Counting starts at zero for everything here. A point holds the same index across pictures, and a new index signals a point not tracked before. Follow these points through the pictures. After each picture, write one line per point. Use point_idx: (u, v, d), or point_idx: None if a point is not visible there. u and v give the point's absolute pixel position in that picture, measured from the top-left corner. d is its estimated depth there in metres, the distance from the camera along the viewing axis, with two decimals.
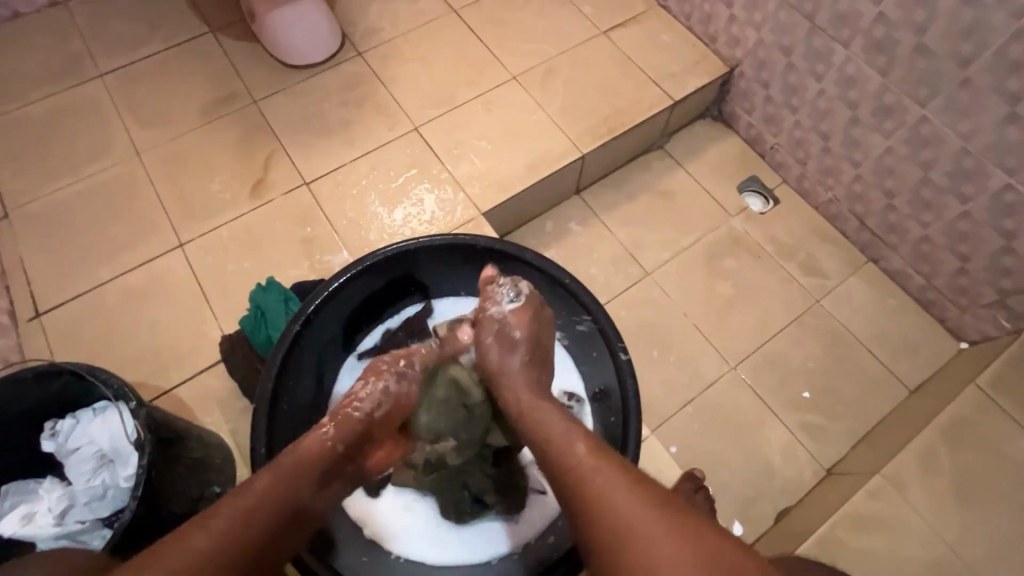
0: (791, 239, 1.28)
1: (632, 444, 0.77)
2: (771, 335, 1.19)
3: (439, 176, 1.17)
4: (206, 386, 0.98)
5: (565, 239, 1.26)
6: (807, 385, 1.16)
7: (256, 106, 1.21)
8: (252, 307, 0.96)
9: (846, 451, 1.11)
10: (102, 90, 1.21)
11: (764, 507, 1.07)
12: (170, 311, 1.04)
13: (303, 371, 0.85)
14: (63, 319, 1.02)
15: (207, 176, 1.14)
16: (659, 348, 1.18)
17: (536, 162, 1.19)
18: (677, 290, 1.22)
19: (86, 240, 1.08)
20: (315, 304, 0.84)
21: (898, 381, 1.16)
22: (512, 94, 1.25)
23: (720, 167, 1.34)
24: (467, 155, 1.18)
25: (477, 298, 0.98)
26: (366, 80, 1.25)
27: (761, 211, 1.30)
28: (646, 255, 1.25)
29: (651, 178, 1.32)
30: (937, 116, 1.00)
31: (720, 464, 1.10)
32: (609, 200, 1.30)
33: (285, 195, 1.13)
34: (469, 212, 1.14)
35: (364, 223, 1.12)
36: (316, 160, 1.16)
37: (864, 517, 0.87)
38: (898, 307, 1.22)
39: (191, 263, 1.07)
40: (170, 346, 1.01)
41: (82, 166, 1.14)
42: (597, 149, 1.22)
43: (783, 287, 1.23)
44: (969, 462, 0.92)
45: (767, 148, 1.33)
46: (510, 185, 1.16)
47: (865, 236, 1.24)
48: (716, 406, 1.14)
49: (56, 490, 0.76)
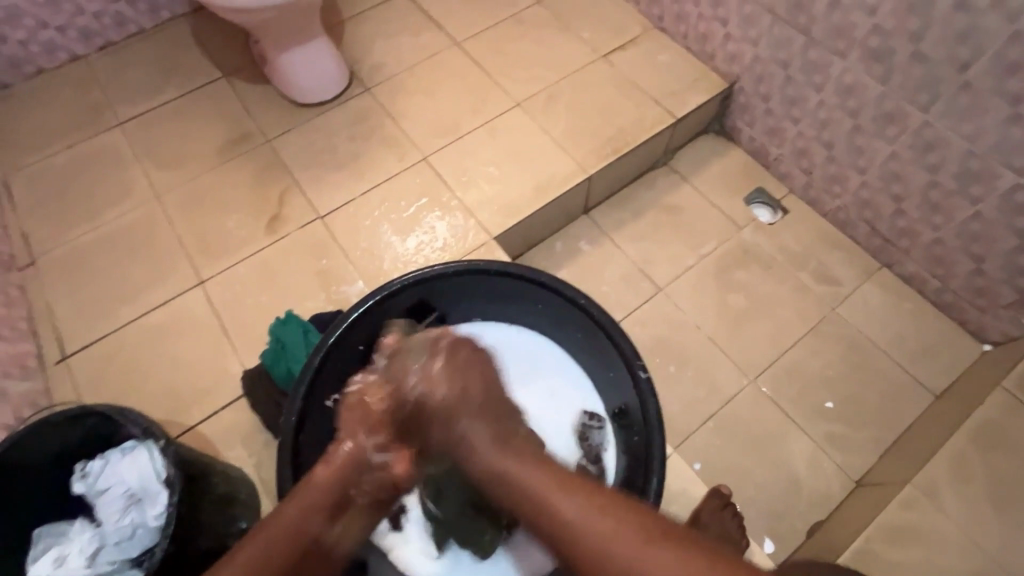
0: (802, 248, 1.28)
1: (656, 465, 0.76)
2: (788, 345, 1.19)
3: (449, 204, 1.19)
4: (228, 422, 0.99)
5: (577, 258, 1.27)
6: (829, 394, 1.14)
7: (269, 144, 1.25)
8: (273, 341, 0.97)
9: (873, 461, 1.09)
10: (122, 138, 1.25)
11: (794, 521, 1.05)
12: (191, 348, 1.05)
13: (325, 405, 0.86)
14: (90, 360, 1.04)
15: (224, 214, 1.18)
16: (675, 363, 1.17)
17: (543, 185, 1.21)
18: (690, 304, 1.23)
19: (110, 283, 1.11)
20: (335, 335, 0.85)
21: (922, 387, 1.14)
22: (517, 120, 1.28)
23: (726, 181, 1.35)
24: (475, 181, 1.21)
25: (495, 321, 0.99)
26: (374, 114, 1.28)
27: (770, 222, 1.31)
28: (657, 270, 1.26)
29: (658, 195, 1.34)
30: (941, 120, 1.00)
31: (746, 479, 1.08)
32: (617, 218, 1.31)
33: (300, 229, 1.16)
34: (481, 237, 1.16)
35: (378, 253, 1.14)
36: (328, 194, 1.19)
37: (899, 528, 0.85)
38: (916, 311, 1.21)
39: (211, 300, 1.10)
40: (193, 383, 1.03)
41: (106, 211, 1.18)
42: (602, 168, 1.24)
43: (797, 297, 1.23)
44: (1001, 464, 0.90)
45: (770, 159, 1.34)
46: (520, 209, 1.18)
47: (877, 242, 1.24)
48: (737, 420, 1.12)
49: (87, 532, 0.76)
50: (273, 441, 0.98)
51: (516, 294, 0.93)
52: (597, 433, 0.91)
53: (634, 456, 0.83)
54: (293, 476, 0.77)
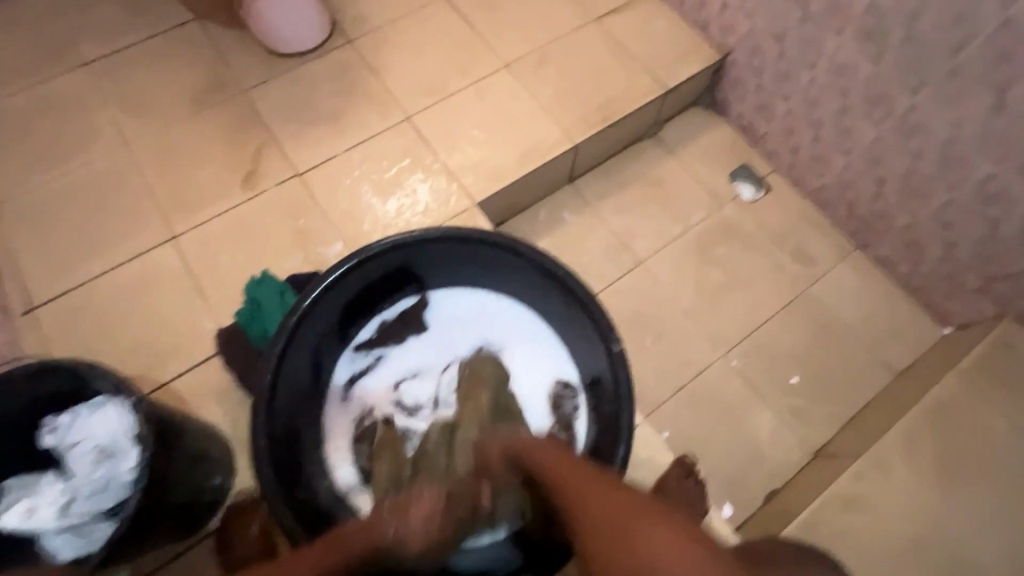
0: (781, 226, 1.29)
1: (625, 434, 0.79)
2: (762, 321, 1.21)
3: (432, 166, 1.16)
4: (201, 379, 0.98)
5: (558, 228, 1.27)
6: (796, 370, 1.17)
7: (244, 94, 1.19)
8: (248, 301, 0.96)
9: (831, 434, 1.12)
10: (87, 80, 1.19)
11: (753, 488, 1.08)
12: (164, 304, 1.03)
13: (301, 367, 0.87)
14: (58, 313, 1.02)
15: (198, 167, 1.13)
16: (651, 336, 1.19)
17: (529, 152, 1.19)
18: (668, 278, 1.24)
19: (77, 233, 1.07)
20: (311, 299, 0.84)
21: (883, 365, 1.18)
22: (504, 83, 1.24)
23: (712, 156, 1.35)
24: (460, 145, 1.18)
25: (473, 288, 0.99)
26: (356, 68, 1.23)
27: (752, 199, 1.31)
28: (639, 243, 1.26)
29: (643, 167, 1.33)
30: (928, 104, 1.01)
31: (711, 447, 1.10)
32: (600, 188, 1.31)
33: (277, 185, 1.13)
34: (464, 202, 1.14)
35: (358, 215, 1.12)
36: (307, 151, 1.16)
37: (851, 499, 0.91)
38: (886, 293, 1.24)
39: (184, 255, 1.07)
40: (165, 339, 1.01)
41: (70, 158, 1.12)
42: (589, 137, 1.22)
43: (773, 275, 1.25)
44: (948, 440, 0.96)
45: (758, 136, 1.34)
46: (503, 175, 1.16)
47: (854, 224, 1.26)
48: (707, 392, 1.15)
49: (56, 484, 0.75)
50: (248, 399, 0.98)
51: (497, 263, 0.93)
52: (570, 401, 0.93)
53: (604, 424, 0.86)
54: (268, 434, 0.78)
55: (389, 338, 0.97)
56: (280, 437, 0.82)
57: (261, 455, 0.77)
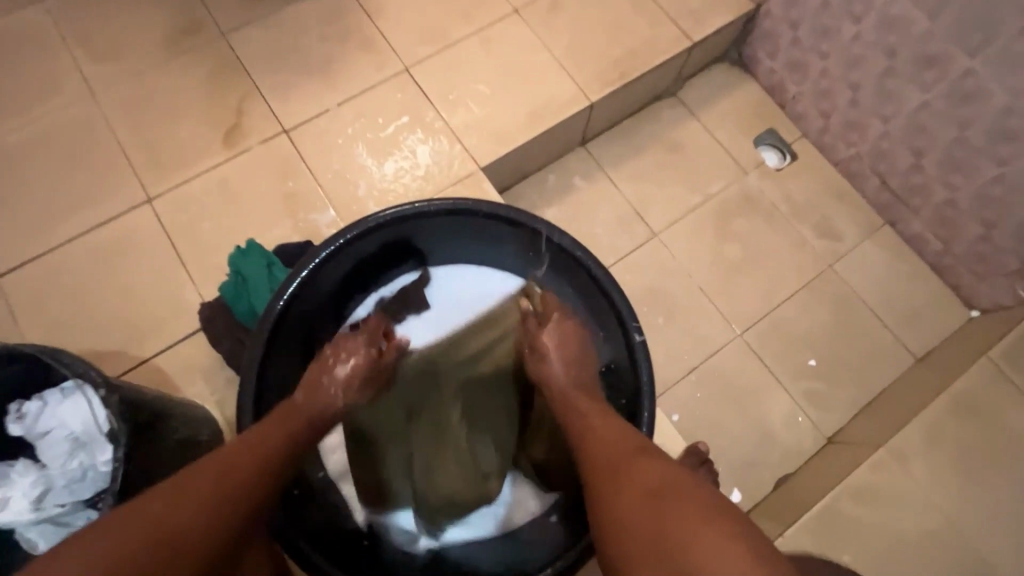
0: (806, 198, 1.21)
1: (644, 431, 0.72)
2: (781, 300, 1.14)
3: (433, 125, 1.06)
4: (185, 355, 0.92)
5: (568, 196, 1.18)
6: (814, 352, 1.12)
7: (223, 38, 1.07)
8: (233, 273, 0.88)
9: (846, 419, 1.08)
10: (44, 17, 1.05)
11: (763, 473, 1.04)
12: (141, 274, 0.95)
13: (292, 350, 0.81)
14: (26, 282, 0.93)
15: (174, 121, 1.02)
16: (663, 314, 1.12)
17: (539, 111, 1.08)
18: (684, 252, 1.16)
19: (42, 193, 0.97)
20: (302, 278, 0.78)
21: (904, 349, 1.13)
22: (514, 31, 1.11)
23: (737, 119, 1.24)
24: (464, 101, 1.07)
25: (478, 265, 0.93)
26: (348, 10, 1.10)
27: (777, 167, 1.22)
28: (654, 213, 1.18)
29: (661, 129, 1.23)
30: (987, 68, 0.91)
31: (721, 431, 1.06)
32: (615, 152, 1.21)
33: (263, 143, 1.03)
34: (468, 166, 1.04)
35: (352, 178, 1.02)
36: (295, 105, 1.05)
37: (866, 490, 0.88)
38: (912, 273, 1.17)
39: (162, 220, 0.98)
40: (144, 312, 0.93)
41: (30, 106, 1.01)
42: (606, 96, 1.11)
43: (795, 251, 1.17)
44: (972, 431, 0.92)
45: (787, 98, 1.23)
46: (511, 137, 1.06)
47: (885, 198, 1.17)
48: (720, 374, 1.09)
49: (30, 473, 0.69)
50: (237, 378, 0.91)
51: (505, 238, 0.86)
52: None
53: (620, 420, 0.79)
54: (254, 429, 0.72)
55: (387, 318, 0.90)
56: None
57: None
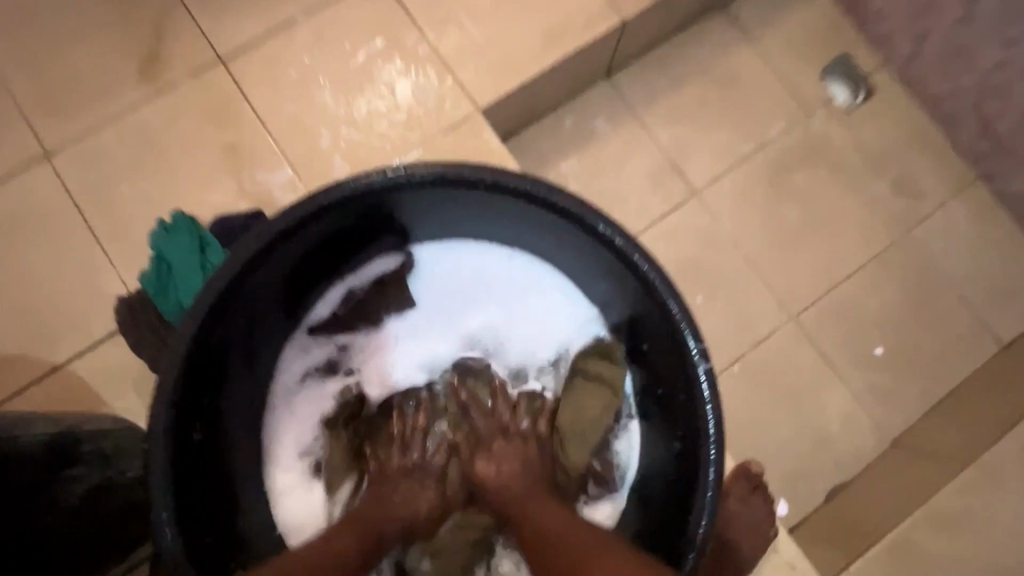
0: (883, 147, 0.97)
1: (709, 485, 0.56)
2: (845, 275, 0.94)
3: (417, 50, 0.80)
4: (107, 359, 0.72)
5: (589, 144, 0.94)
6: (881, 338, 0.93)
7: None
8: (156, 257, 0.69)
9: (915, 419, 0.91)
10: None
11: (815, 482, 0.89)
12: (44, 254, 0.74)
13: (219, 378, 0.62)
14: None
15: (73, 48, 0.78)
16: (703, 293, 0.92)
17: (556, 31, 0.82)
18: (730, 215, 0.95)
19: None
20: (228, 281, 0.57)
21: (989, 334, 0.94)
22: None
23: (802, 43, 0.98)
24: (456, 17, 0.81)
25: (474, 244, 0.72)
26: None
27: (848, 106, 0.97)
28: (694, 167, 0.95)
29: (707, 56, 0.97)
30: None
31: (768, 433, 0.90)
32: (648, 87, 0.96)
33: (192, 77, 0.78)
34: (463, 108, 0.79)
35: (312, 124, 0.78)
36: (233, 25, 0.79)
37: None
38: (1006, 241, 0.96)
39: (65, 182, 0.75)
40: (50, 303, 0.73)
41: None
42: (643, 11, 0.85)
43: (865, 213, 0.96)
44: None
45: (869, 14, 0.96)
46: (519, 67, 0.81)
47: (985, 146, 0.94)
48: (769, 365, 0.91)
49: None
50: None
51: (511, 214, 0.65)
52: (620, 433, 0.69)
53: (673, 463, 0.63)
54: (173, 500, 0.53)
55: (357, 320, 0.71)
56: (192, 489, 0.58)
57: (167, 527, 0.53)
